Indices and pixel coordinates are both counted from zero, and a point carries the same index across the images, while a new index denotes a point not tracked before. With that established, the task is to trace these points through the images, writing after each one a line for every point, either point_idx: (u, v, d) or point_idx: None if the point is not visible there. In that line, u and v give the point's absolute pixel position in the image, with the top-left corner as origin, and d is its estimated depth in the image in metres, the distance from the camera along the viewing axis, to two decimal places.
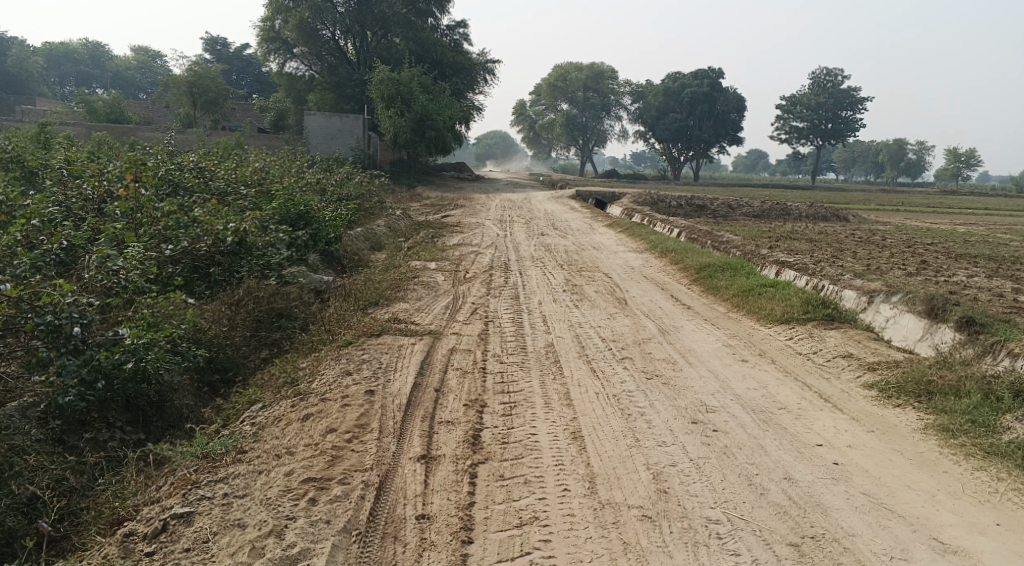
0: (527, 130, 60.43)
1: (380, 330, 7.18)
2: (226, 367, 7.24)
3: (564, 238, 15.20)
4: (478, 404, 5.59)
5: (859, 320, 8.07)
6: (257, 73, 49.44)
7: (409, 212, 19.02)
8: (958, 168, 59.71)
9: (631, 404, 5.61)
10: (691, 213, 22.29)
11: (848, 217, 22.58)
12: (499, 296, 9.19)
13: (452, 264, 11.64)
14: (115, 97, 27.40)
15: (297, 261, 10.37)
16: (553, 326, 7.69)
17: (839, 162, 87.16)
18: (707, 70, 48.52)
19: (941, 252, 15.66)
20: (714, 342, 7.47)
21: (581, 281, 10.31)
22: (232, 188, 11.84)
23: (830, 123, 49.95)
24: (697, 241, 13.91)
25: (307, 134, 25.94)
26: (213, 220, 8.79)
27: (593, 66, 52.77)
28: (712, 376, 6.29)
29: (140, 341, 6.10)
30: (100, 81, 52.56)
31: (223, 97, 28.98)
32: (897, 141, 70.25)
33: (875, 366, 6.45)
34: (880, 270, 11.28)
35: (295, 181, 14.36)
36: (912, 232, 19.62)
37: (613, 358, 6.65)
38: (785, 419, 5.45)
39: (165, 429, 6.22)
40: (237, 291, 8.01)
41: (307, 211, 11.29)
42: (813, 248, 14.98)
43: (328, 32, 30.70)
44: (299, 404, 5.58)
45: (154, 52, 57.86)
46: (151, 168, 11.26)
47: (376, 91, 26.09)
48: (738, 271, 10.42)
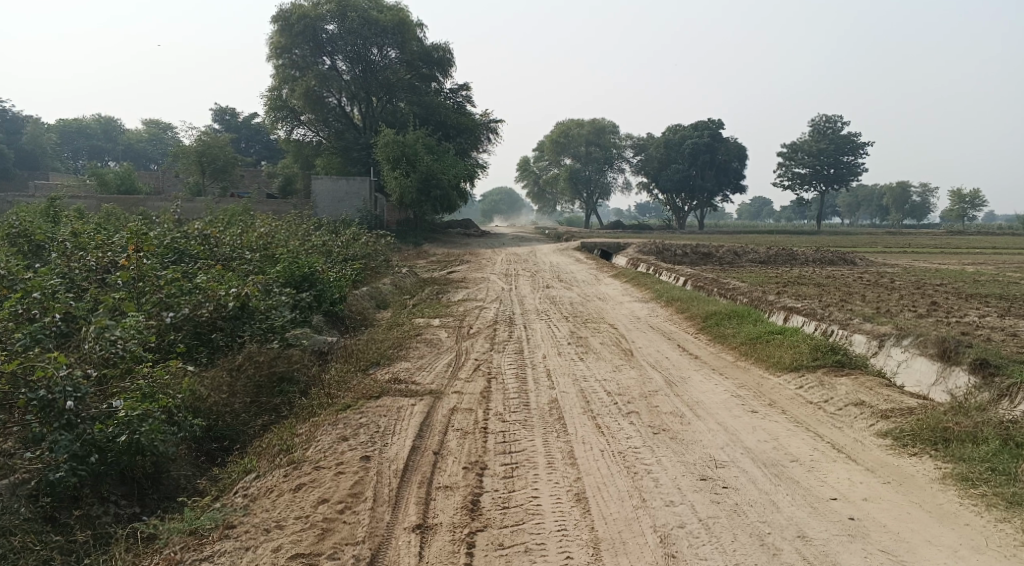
0: (532, 185, 61.01)
1: (380, 392, 7.04)
2: (225, 435, 7.11)
3: (570, 290, 15.13)
4: (479, 467, 5.42)
5: (870, 365, 7.90)
6: (266, 140, 50.26)
7: (415, 269, 19.05)
8: (963, 209, 59.78)
9: (636, 462, 5.43)
10: (698, 261, 22.26)
11: (855, 260, 22.48)
12: (503, 352, 9.06)
13: (457, 321, 11.55)
14: (125, 168, 27.81)
15: (300, 323, 10.29)
16: (557, 381, 7.54)
17: (844, 207, 87.48)
18: (707, 121, 49.12)
19: (952, 292, 15.52)
20: (722, 392, 7.29)
21: (586, 334, 10.19)
22: (238, 254, 11.86)
23: (833, 168, 50.25)
24: (703, 289, 13.83)
25: (315, 198, 26.02)
26: (215, 286, 8.81)
27: (594, 121, 53.49)
28: (720, 429, 6.10)
29: (134, 413, 5.98)
30: (112, 154, 53.55)
31: (231, 164, 29.40)
32: (901, 183, 70.57)
33: (889, 413, 6.26)
34: (890, 313, 11.13)
35: (301, 244, 14.41)
36: (921, 273, 19.52)
37: (618, 413, 6.48)
38: (796, 473, 5.26)
39: (160, 502, 6.07)
40: (238, 357, 7.90)
41: (312, 273, 11.24)
42: (822, 292, 14.86)
43: (334, 99, 31.27)
44: (294, 473, 5.42)
45: (165, 125, 59.03)
46: (156, 237, 11.32)
47: (382, 154, 26.43)
48: (746, 318, 10.29)
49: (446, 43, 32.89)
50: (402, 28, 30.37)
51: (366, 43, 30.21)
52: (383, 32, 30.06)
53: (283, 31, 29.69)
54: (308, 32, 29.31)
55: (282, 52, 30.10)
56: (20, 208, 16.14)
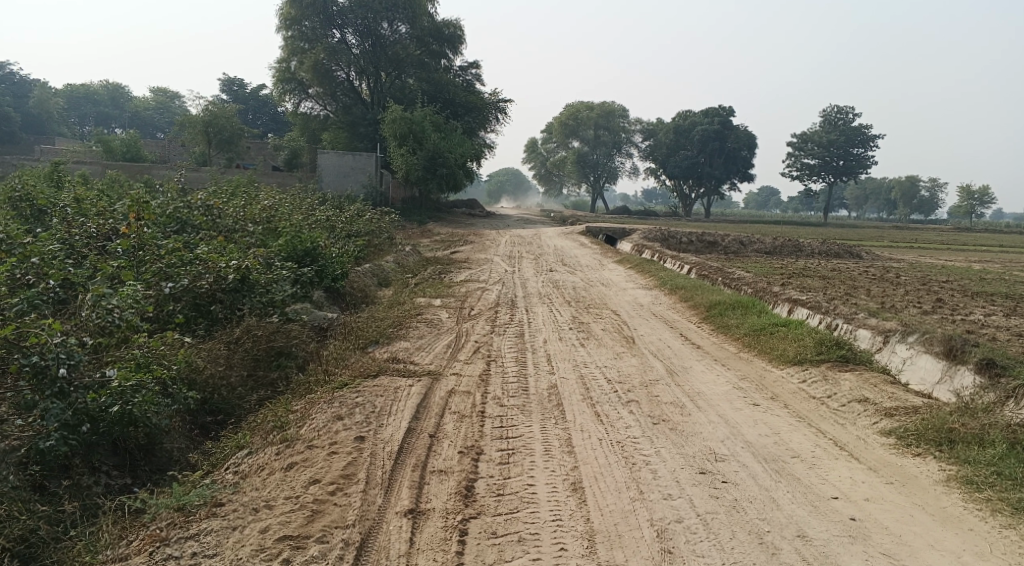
0: (539, 167, 60.73)
1: (378, 371, 6.94)
2: (220, 408, 7.04)
3: (574, 274, 15.01)
4: (474, 452, 5.33)
5: (875, 362, 7.79)
6: (273, 112, 50.00)
7: (418, 248, 18.95)
8: (972, 206, 59.41)
9: (634, 453, 5.34)
10: (703, 249, 22.11)
11: (861, 254, 22.33)
12: (503, 334, 8.97)
13: (458, 301, 11.45)
14: (131, 136, 27.64)
15: (300, 298, 10.19)
16: (557, 367, 7.44)
17: (852, 200, 87.05)
18: (717, 108, 48.76)
19: (957, 290, 15.38)
20: (724, 384, 7.19)
21: (588, 319, 10.08)
22: (240, 226, 11.74)
23: (842, 160, 49.89)
24: (707, 277, 13.70)
25: (321, 172, 26.08)
26: (215, 257, 8.66)
27: (604, 105, 53.11)
28: (721, 421, 6.01)
29: (127, 384, 5.91)
30: (119, 121, 53.39)
31: (237, 135, 29.21)
32: (910, 178, 70.11)
33: (893, 411, 6.16)
34: (895, 309, 11.01)
35: (304, 218, 14.30)
36: (926, 269, 19.37)
37: (618, 401, 6.38)
38: (797, 470, 5.17)
39: (152, 474, 6.03)
40: (236, 329, 7.81)
41: (314, 248, 11.13)
42: (826, 285, 14.74)
43: (343, 73, 31.00)
44: (286, 451, 5.35)
45: (172, 93, 58.80)
46: (158, 206, 11.21)
47: (388, 130, 26.25)
48: (750, 309, 10.18)
49: (457, 20, 32.56)
50: (413, 4, 30.09)
51: (376, 17, 29.95)
52: (393, 7, 29.81)
53: (294, 2, 29.39)
54: (318, 4, 29.04)
55: (291, 23, 29.78)
56: (24, 173, 16.03)
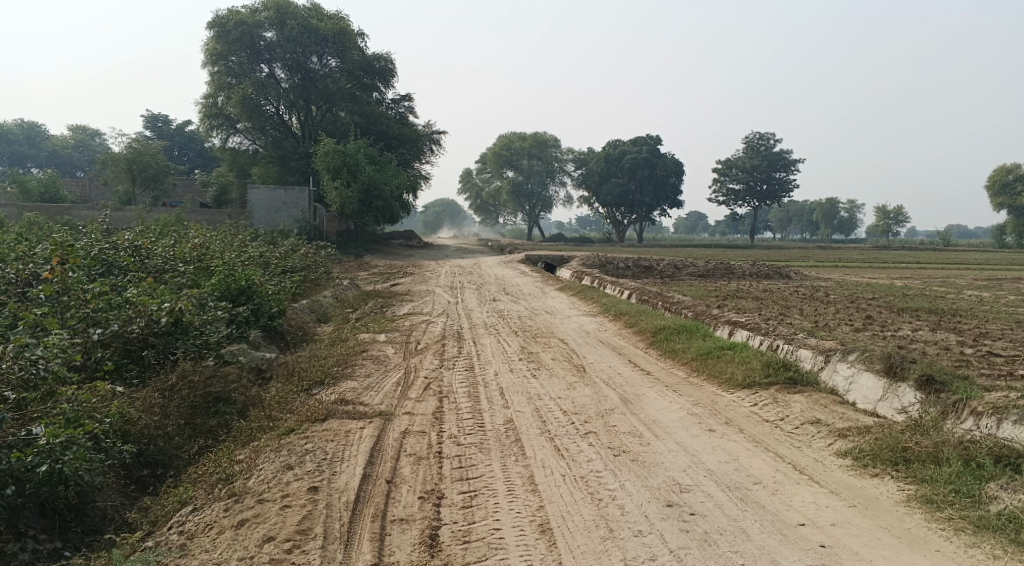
0: (474, 198, 60.89)
1: (326, 414, 6.67)
2: (158, 460, 6.65)
3: (516, 303, 14.94)
4: (435, 496, 5.14)
5: (820, 382, 7.88)
6: (200, 148, 48.92)
7: (356, 281, 18.59)
8: (888, 225, 61.88)
9: (600, 488, 5.22)
10: (640, 274, 22.34)
11: (790, 274, 22.91)
12: (452, 368, 8.79)
13: (402, 336, 11.22)
14: (50, 175, 26.57)
15: (236, 338, 9.79)
16: (511, 400, 7.29)
17: (776, 222, 89.84)
18: (645, 137, 49.97)
19: (884, 306, 15.87)
20: (678, 411, 7.15)
21: (537, 349, 9.99)
22: (170, 266, 11.30)
23: (766, 184, 51.46)
24: (648, 302, 13.80)
25: (251, 208, 25.35)
26: (146, 300, 8.33)
27: (536, 135, 53.79)
28: (681, 450, 5.95)
29: (56, 440, 5.53)
30: (36, 160, 51.41)
31: (163, 173, 28.39)
32: (829, 200, 72.82)
33: (846, 432, 6.22)
34: (829, 327, 11.27)
35: (237, 255, 13.88)
36: (853, 287, 20.00)
37: (576, 434, 6.27)
38: (763, 496, 5.14)
39: (85, 535, 5.66)
40: (171, 376, 7.45)
41: (249, 286, 10.80)
42: (760, 306, 15.03)
43: (272, 107, 30.17)
44: (234, 506, 5.04)
45: (92, 131, 57.01)
46: (82, 248, 10.72)
47: (321, 163, 25.87)
48: (694, 333, 10.24)
49: (388, 53, 32.50)
50: (342, 37, 30.07)
51: (305, 51, 29.80)
52: (322, 42, 29.83)
53: (219, 37, 28.94)
54: (244, 39, 28.82)
55: (217, 58, 29.30)
56: None
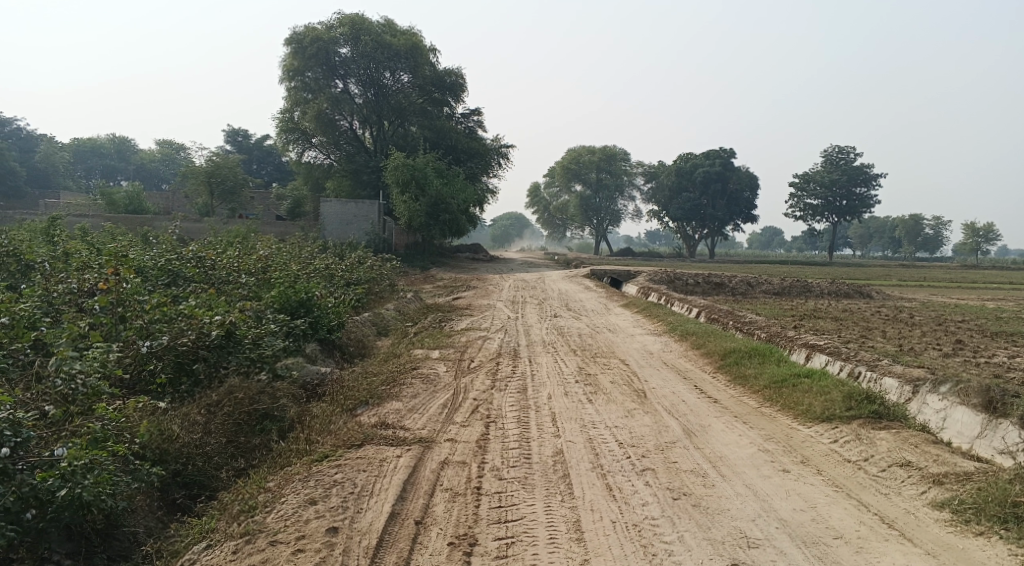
0: (542, 212, 60.42)
1: (363, 439, 6.26)
2: (196, 481, 6.35)
3: (579, 320, 14.37)
4: (468, 542, 4.65)
5: (908, 417, 7.08)
6: (278, 162, 50.03)
7: (420, 294, 18.31)
8: (977, 243, 58.59)
9: (654, 540, 4.65)
10: (710, 291, 21.41)
11: (872, 293, 21.64)
12: (505, 390, 8.30)
13: (457, 353, 10.77)
14: (134, 188, 27.33)
15: (292, 352, 9.55)
16: (563, 429, 6.75)
17: (856, 239, 86.64)
18: (718, 150, 48.63)
19: (975, 330, 14.69)
20: (747, 447, 6.47)
21: (596, 370, 9.42)
22: (233, 277, 11.15)
23: (845, 200, 49.50)
24: (717, 322, 13.03)
25: (323, 220, 25.64)
26: (199, 312, 8.08)
27: (606, 149, 52.94)
28: (749, 494, 5.31)
29: (77, 462, 5.24)
30: (124, 173, 53.50)
31: (240, 185, 28.87)
32: (914, 216, 69.69)
33: (943, 478, 5.47)
34: (914, 352, 10.36)
35: (301, 267, 13.73)
36: (940, 308, 18.70)
37: (631, 470, 5.69)
38: (844, 556, 4.49)
39: (110, 562, 5.41)
40: (216, 393, 7.18)
41: (309, 298, 10.53)
42: (839, 327, 14.08)
43: (346, 122, 30.91)
44: (244, 549, 4.64)
45: (178, 145, 59.14)
46: (147, 260, 10.66)
47: (391, 177, 25.85)
48: (767, 357, 9.48)
49: (459, 69, 32.40)
50: (414, 53, 30.05)
51: (379, 67, 29.82)
52: (395, 57, 29.76)
53: (296, 54, 29.42)
54: (321, 55, 29.04)
55: (294, 74, 29.82)
56: (18, 227, 15.52)
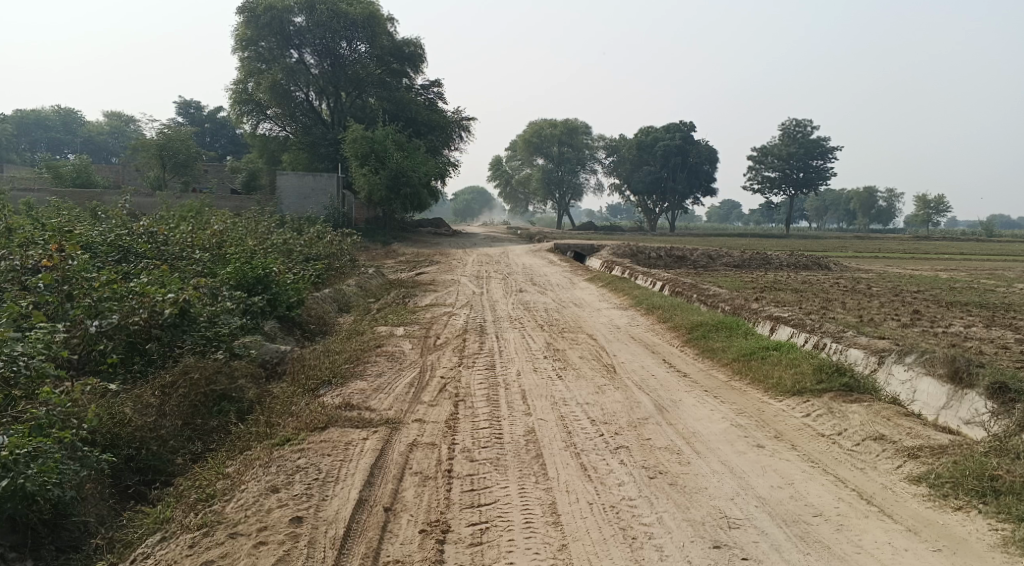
0: (503, 186, 60.02)
1: (327, 421, 6.00)
2: (150, 466, 6.05)
3: (544, 294, 14.21)
4: (440, 529, 4.47)
5: (876, 388, 7.06)
6: (232, 135, 48.79)
7: (382, 270, 17.96)
8: (929, 215, 59.73)
9: (634, 522, 4.53)
10: (672, 264, 21.42)
11: (830, 265, 21.84)
12: (472, 367, 8.09)
13: (423, 329, 10.51)
14: (83, 161, 26.35)
15: (251, 330, 9.22)
16: (533, 406, 6.57)
17: (812, 211, 87.92)
18: (678, 123, 48.61)
19: (931, 300, 14.87)
20: (721, 422, 6.38)
21: (563, 345, 9.26)
22: (187, 253, 10.72)
23: (802, 172, 49.97)
24: (682, 295, 12.96)
25: (280, 194, 25.03)
26: (150, 290, 7.73)
27: (567, 122, 52.54)
28: (726, 471, 5.21)
29: (20, 451, 4.99)
30: (71, 147, 51.73)
31: (194, 159, 28.01)
32: (868, 189, 70.81)
33: (918, 450, 5.42)
34: (874, 322, 10.39)
35: (259, 243, 13.30)
36: (896, 279, 18.95)
37: (605, 449, 5.54)
38: (826, 535, 4.44)
39: (59, 554, 5.10)
40: (171, 374, 6.87)
41: (267, 274, 10.19)
42: (800, 299, 14.13)
43: (302, 94, 30.04)
44: (202, 542, 4.40)
45: (128, 118, 57.40)
46: (94, 237, 10.18)
47: (350, 150, 25.35)
48: (734, 330, 9.40)
49: (417, 38, 31.78)
50: (372, 22, 29.25)
51: (336, 36, 29.02)
52: (351, 26, 28.97)
53: (249, 23, 28.53)
54: (275, 24, 28.19)
55: (248, 44, 28.95)
56: None
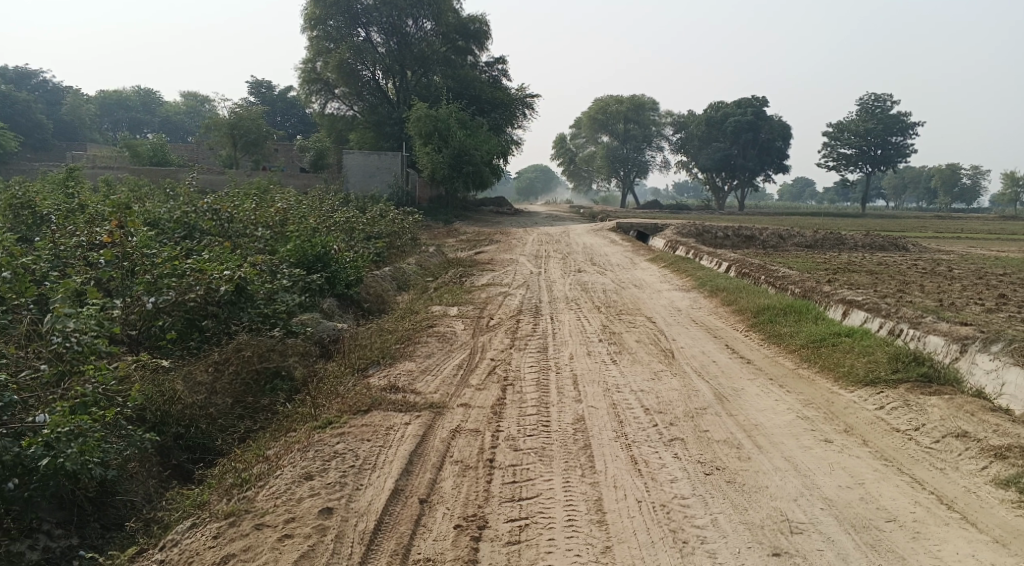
0: (568, 163, 59.31)
1: (371, 404, 5.83)
2: (199, 444, 5.99)
3: (603, 275, 13.84)
4: (476, 525, 4.26)
5: (959, 380, 6.51)
6: (302, 114, 49.44)
7: (443, 249, 17.82)
8: (1016, 193, 56.59)
9: (684, 524, 4.25)
10: (740, 245, 20.73)
11: (907, 246, 20.76)
12: (524, 350, 7.84)
13: (477, 309, 10.30)
14: (158, 139, 26.95)
15: (308, 308, 9.15)
16: (585, 393, 6.28)
17: (889, 189, 84.45)
18: (750, 98, 46.92)
19: (1018, 284, 13.94)
20: (785, 413, 5.98)
21: (620, 328, 8.91)
22: (250, 230, 10.71)
23: (880, 149, 47.87)
24: (748, 276, 12.42)
25: (346, 172, 25.11)
26: (207, 267, 7.58)
27: (634, 98, 51.38)
28: (789, 468, 4.84)
29: (61, 430, 4.89)
30: (150, 126, 53.30)
31: (263, 138, 28.37)
32: (951, 166, 67.46)
33: (1006, 451, 4.93)
34: (955, 306, 9.70)
35: (320, 220, 13.28)
36: (980, 261, 17.87)
37: (658, 440, 5.22)
38: (899, 544, 4.11)
39: (104, 531, 5.08)
40: (224, 351, 6.81)
41: (326, 252, 10.09)
42: (875, 281, 13.41)
43: (369, 73, 29.89)
44: (227, 532, 4.28)
45: (203, 97, 58.88)
46: (160, 216, 10.24)
47: (414, 129, 25.30)
48: (803, 314, 8.89)
49: (483, 15, 31.42)
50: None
51: (401, 15, 28.89)
52: (417, 4, 28.78)
53: (317, 2, 28.55)
54: (342, 3, 28.17)
55: (316, 23, 28.98)
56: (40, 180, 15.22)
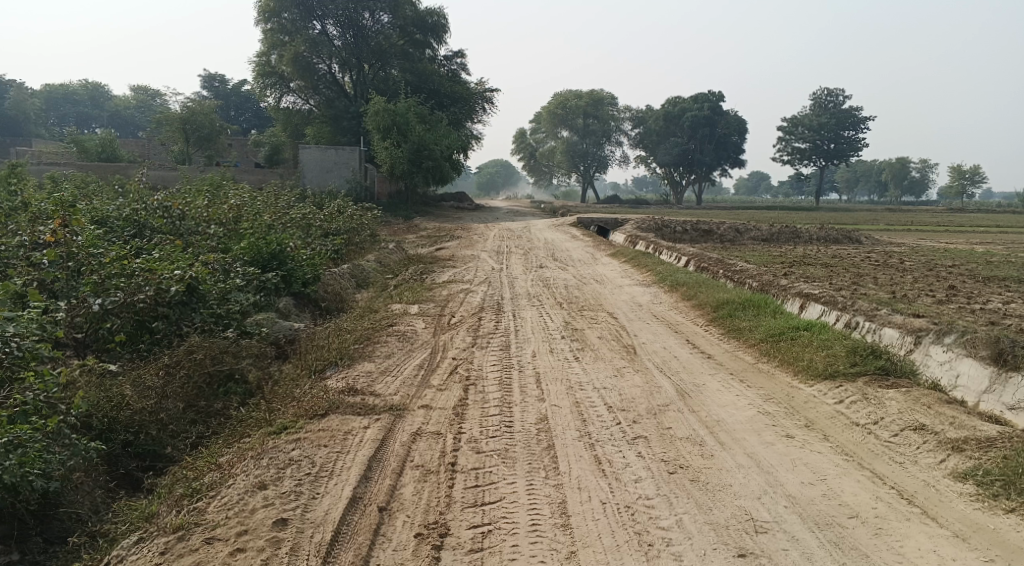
0: (527, 158, 59.25)
1: (328, 408, 5.67)
2: (149, 451, 5.76)
3: (564, 270, 13.80)
4: (438, 533, 4.17)
5: (915, 372, 6.57)
6: (257, 108, 48.57)
7: (403, 245, 17.61)
8: (963, 186, 58.02)
9: (649, 526, 4.20)
10: (698, 239, 20.87)
11: (861, 238, 21.09)
12: (486, 348, 7.73)
13: (437, 307, 10.17)
14: (107, 134, 26.21)
15: (264, 307, 8.92)
16: (547, 391, 6.20)
17: (842, 183, 86.00)
18: (707, 93, 47.31)
19: (967, 275, 14.23)
20: (746, 409, 5.97)
21: (582, 325, 8.86)
22: (203, 228, 10.43)
23: (834, 143, 48.77)
24: (707, 271, 12.46)
25: (302, 167, 24.72)
26: (156, 267, 7.33)
27: (593, 93, 51.47)
28: (752, 466, 4.82)
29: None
30: (99, 121, 51.87)
31: (217, 133, 27.77)
32: (900, 160, 68.89)
33: (963, 443, 4.98)
34: (908, 298, 9.85)
35: (276, 216, 13.01)
36: (931, 253, 18.22)
37: (622, 439, 5.17)
38: (862, 541, 4.12)
39: (48, 546, 4.85)
40: (175, 354, 6.57)
41: (281, 250, 9.85)
42: (831, 274, 13.58)
43: (325, 66, 29.51)
44: (177, 547, 4.11)
45: (154, 92, 57.51)
46: (108, 213, 9.90)
47: (371, 123, 24.96)
48: (762, 308, 8.93)
49: (441, 8, 31.14)
50: None
51: (358, 8, 28.51)
52: None
53: None
54: None
55: (270, 16, 28.43)
56: None
